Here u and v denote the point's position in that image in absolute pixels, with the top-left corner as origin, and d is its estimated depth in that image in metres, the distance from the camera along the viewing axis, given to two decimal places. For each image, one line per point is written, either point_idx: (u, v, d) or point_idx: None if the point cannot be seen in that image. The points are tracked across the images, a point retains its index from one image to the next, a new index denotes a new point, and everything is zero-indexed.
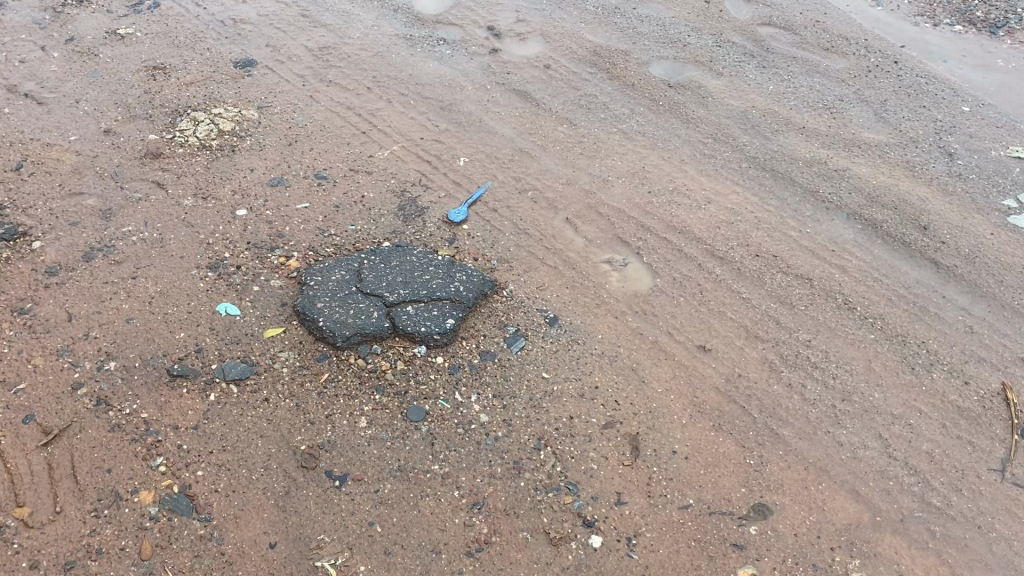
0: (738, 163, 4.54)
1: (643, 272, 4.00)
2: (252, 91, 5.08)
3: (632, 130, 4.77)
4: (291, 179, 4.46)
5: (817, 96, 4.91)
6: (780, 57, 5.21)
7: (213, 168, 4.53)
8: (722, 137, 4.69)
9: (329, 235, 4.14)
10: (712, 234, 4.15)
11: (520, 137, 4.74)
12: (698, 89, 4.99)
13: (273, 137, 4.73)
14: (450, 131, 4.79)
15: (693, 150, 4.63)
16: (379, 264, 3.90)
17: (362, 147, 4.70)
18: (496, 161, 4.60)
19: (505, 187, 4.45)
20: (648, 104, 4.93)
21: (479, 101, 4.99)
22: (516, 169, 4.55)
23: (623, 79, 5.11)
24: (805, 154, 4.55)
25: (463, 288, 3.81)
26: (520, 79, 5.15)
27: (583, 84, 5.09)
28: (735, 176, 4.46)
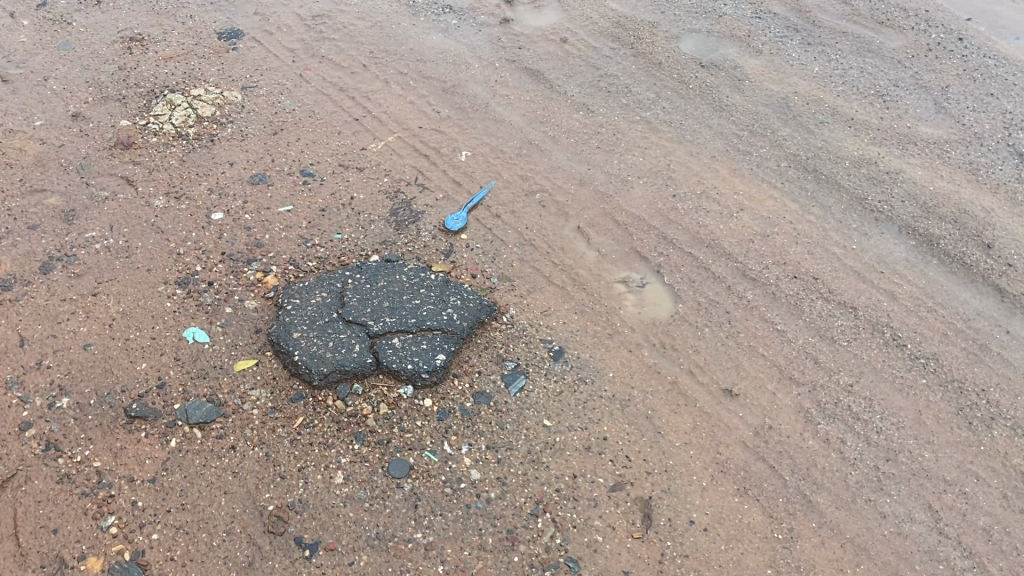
0: (775, 161, 4.00)
1: (663, 294, 3.54)
2: (236, 68, 4.59)
3: (657, 119, 4.24)
4: (274, 176, 4.02)
5: (868, 81, 4.33)
6: (827, 33, 4.62)
7: (189, 163, 4.09)
8: (758, 129, 4.14)
9: (311, 245, 3.71)
10: (743, 250, 3.66)
11: (530, 126, 4.23)
12: (732, 71, 4.43)
13: (256, 125, 4.27)
14: (452, 118, 4.30)
15: (726, 145, 4.10)
16: (365, 284, 3.47)
17: (353, 137, 4.22)
18: (502, 156, 4.11)
19: (510, 187, 3.97)
20: (676, 87, 4.38)
21: (486, 82, 4.47)
22: (523, 166, 4.06)
23: (648, 56, 4.55)
24: (853, 153, 4.00)
25: (457, 315, 3.37)
26: (532, 54, 4.60)
27: (602, 62, 4.53)
28: (771, 179, 3.94)
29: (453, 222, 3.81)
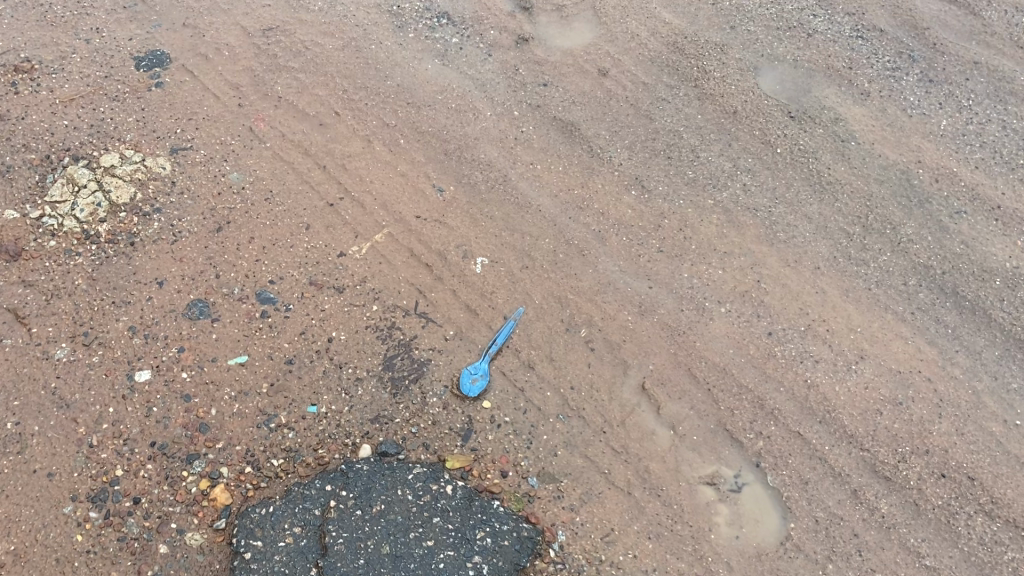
0: (901, 277, 2.98)
1: (766, 505, 2.57)
2: (163, 118, 3.39)
3: (736, 203, 3.16)
4: (220, 305, 2.92)
5: (1015, 143, 3.27)
6: (953, 64, 3.52)
7: (103, 283, 2.96)
8: (874, 224, 3.09)
9: (275, 428, 2.66)
10: (869, 430, 2.69)
11: (566, 216, 3.13)
12: (833, 125, 3.33)
13: (194, 216, 3.13)
14: (460, 201, 3.18)
15: (832, 248, 3.05)
16: (354, 512, 2.45)
17: (327, 233, 3.09)
18: (531, 265, 3.02)
19: (544, 318, 2.90)
20: (759, 152, 3.28)
21: (503, 142, 3.35)
22: (561, 282, 2.98)
23: (719, 99, 3.42)
24: (1004, 264, 2.98)
25: (488, 565, 2.38)
26: (562, 95, 3.48)
27: (655, 109, 3.41)
28: (897, 305, 2.92)
29: (471, 382, 2.75)
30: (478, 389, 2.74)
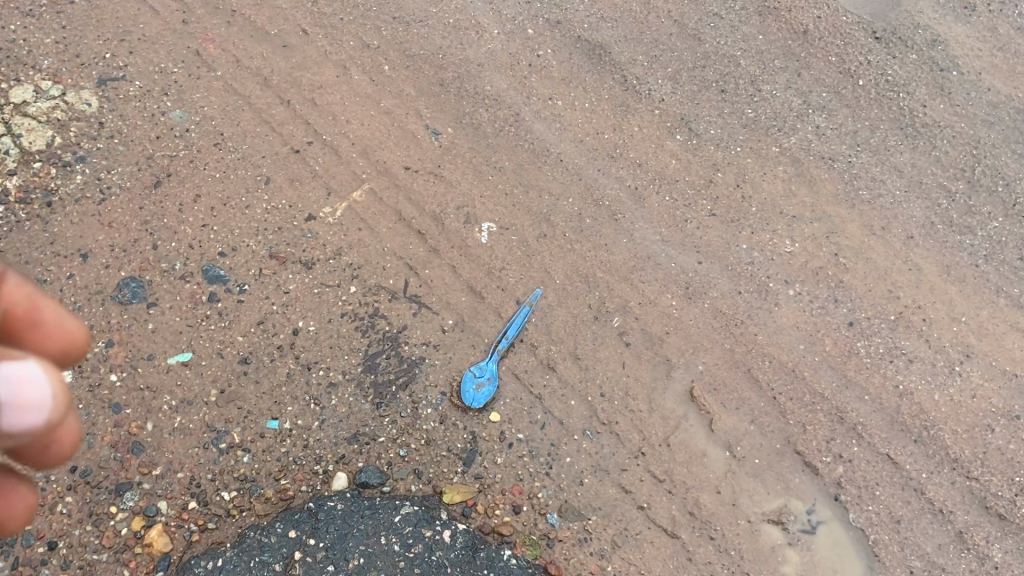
0: (1016, 249, 2.37)
1: (847, 553, 2.04)
2: (88, 39, 2.71)
3: (807, 151, 2.51)
4: (157, 284, 2.30)
5: None
6: None
7: (10, 254, 2.27)
8: (984, 179, 2.46)
9: (227, 450, 2.11)
10: (978, 452, 2.13)
11: (593, 167, 2.49)
12: (929, 50, 2.67)
13: (126, 165, 2.48)
14: (461, 147, 2.53)
15: (928, 211, 2.42)
16: (325, 569, 1.92)
17: (293, 188, 2.46)
18: (549, 232, 2.40)
19: (566, 304, 2.30)
20: (836, 83, 2.62)
21: (514, 69, 2.68)
22: (587, 256, 2.36)
23: (785, 14, 2.77)
24: None
25: None
26: (587, 10, 2.80)
27: (704, 28, 2.75)
28: (1011, 287, 2.32)
29: (475, 387, 2.18)
30: (483, 396, 2.17)
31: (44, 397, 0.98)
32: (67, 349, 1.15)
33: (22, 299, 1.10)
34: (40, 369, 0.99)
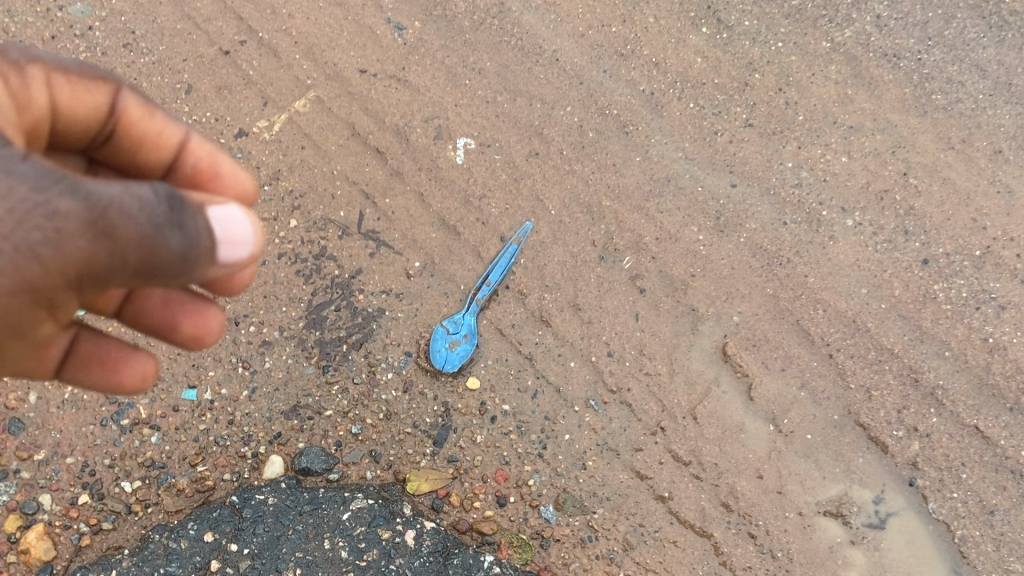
0: None
1: (928, 554, 1.59)
2: None
3: (866, 48, 1.99)
4: None
5: None
6: None
7: None
8: None
9: (131, 427, 1.63)
10: None
11: (598, 68, 1.99)
12: None
13: None
14: (432, 46, 2.02)
15: (1021, 120, 1.92)
16: None
17: (220, 98, 1.96)
18: (543, 149, 1.90)
19: (563, 240, 1.82)
20: None
21: None
22: (590, 179, 1.86)
23: None
24: None
25: None
26: None
27: None
28: None
29: (446, 347, 1.71)
30: (457, 359, 1.71)
31: (250, 237, 0.90)
32: (240, 198, 1.27)
33: (205, 153, 1.26)
34: (242, 210, 0.91)
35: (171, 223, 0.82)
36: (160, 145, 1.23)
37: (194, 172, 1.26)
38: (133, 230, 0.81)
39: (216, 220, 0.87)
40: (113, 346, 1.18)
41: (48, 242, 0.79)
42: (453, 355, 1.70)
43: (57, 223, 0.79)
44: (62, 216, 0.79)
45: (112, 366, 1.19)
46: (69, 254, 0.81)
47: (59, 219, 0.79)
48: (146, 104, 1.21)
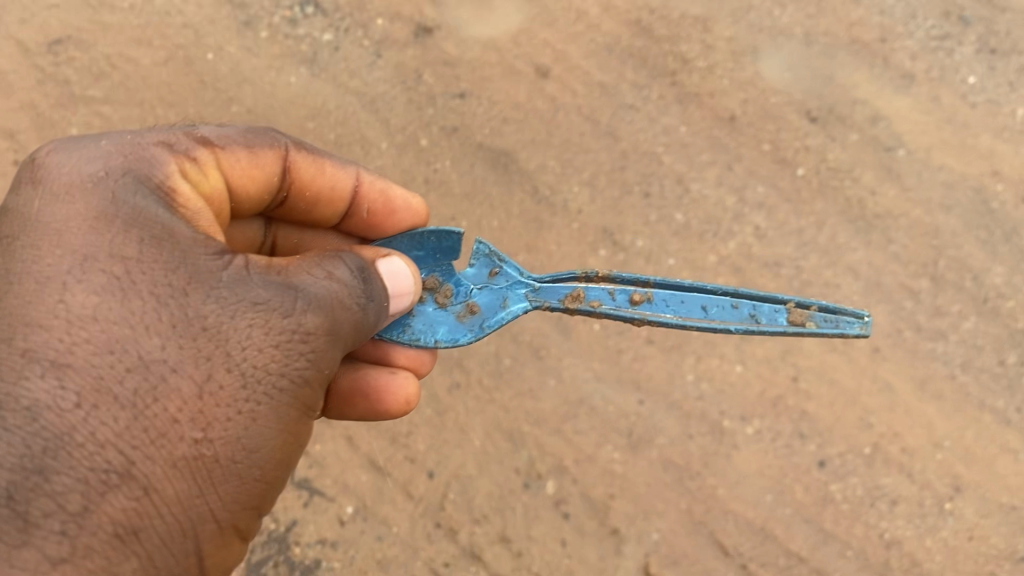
0: (999, 355, 2.04)
1: None
2: None
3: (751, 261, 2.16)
4: None
5: None
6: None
7: None
8: (951, 281, 2.12)
9: None
10: None
11: None
12: (870, 127, 2.29)
13: None
14: None
15: (892, 315, 2.09)
16: None
17: None
18: (462, 380, 2.03)
19: (489, 471, 1.95)
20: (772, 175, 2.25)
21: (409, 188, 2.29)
22: (509, 407, 2.00)
23: (706, 99, 2.34)
24: None
25: None
26: (488, 110, 2.37)
27: (618, 122, 2.34)
28: (997, 399, 2.00)
29: (440, 308, 1.41)
30: (458, 298, 1.41)
31: (410, 286, 1.31)
32: (412, 224, 1.57)
33: (376, 194, 1.53)
34: (405, 265, 1.31)
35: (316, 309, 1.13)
36: (340, 196, 1.51)
37: (373, 215, 1.55)
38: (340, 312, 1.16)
39: (389, 275, 1.28)
40: (371, 380, 1.51)
41: (269, 359, 1.08)
42: (456, 329, 1.40)
43: (264, 327, 1.08)
44: (297, 329, 1.10)
45: (378, 396, 1.51)
46: (313, 381, 1.13)
47: (256, 338, 1.07)
48: (319, 164, 1.46)
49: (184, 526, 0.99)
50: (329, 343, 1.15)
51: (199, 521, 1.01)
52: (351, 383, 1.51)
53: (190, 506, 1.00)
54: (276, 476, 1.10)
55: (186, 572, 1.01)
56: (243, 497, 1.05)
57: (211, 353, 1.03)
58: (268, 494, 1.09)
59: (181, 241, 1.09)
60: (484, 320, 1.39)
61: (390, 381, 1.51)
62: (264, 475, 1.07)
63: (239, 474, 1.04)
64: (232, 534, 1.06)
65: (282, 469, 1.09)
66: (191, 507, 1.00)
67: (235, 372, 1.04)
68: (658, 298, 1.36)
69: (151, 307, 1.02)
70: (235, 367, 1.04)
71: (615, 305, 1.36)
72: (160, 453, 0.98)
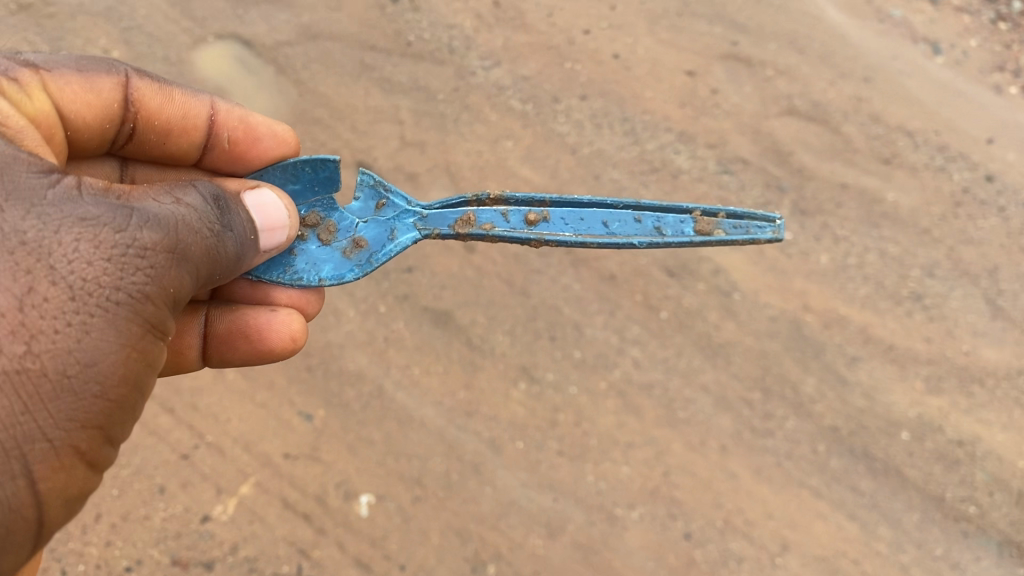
0: (810, 445, 2.85)
1: None
2: None
3: (632, 386, 2.88)
4: None
5: (897, 273, 3.10)
6: (823, 189, 3.25)
7: None
8: (777, 391, 2.90)
9: None
10: None
11: (454, 425, 2.83)
12: (713, 278, 3.00)
13: None
14: (333, 426, 2.82)
15: (735, 421, 2.86)
16: None
17: (185, 492, 2.71)
18: (423, 494, 2.75)
19: (446, 561, 2.69)
20: (644, 318, 2.95)
21: (372, 344, 2.91)
22: (458, 513, 2.73)
23: (593, 262, 2.99)
24: (907, 413, 2.89)
25: None
26: (427, 279, 2.97)
27: (530, 283, 2.97)
28: (811, 479, 2.81)
29: (325, 245, 1.89)
30: (344, 235, 1.89)
31: (282, 221, 1.75)
32: (269, 147, 2.07)
33: (234, 124, 2.05)
34: (275, 199, 1.76)
35: (140, 223, 1.47)
36: (193, 123, 2.02)
37: (231, 143, 2.05)
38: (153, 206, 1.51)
39: (257, 208, 1.71)
40: (252, 319, 2.14)
41: (100, 271, 1.40)
42: (342, 266, 1.88)
43: (82, 236, 1.40)
44: (127, 248, 1.44)
45: (262, 330, 2.14)
46: (146, 299, 1.46)
47: (79, 264, 1.38)
48: (164, 90, 1.97)
49: (7, 446, 1.28)
50: (168, 258, 1.50)
51: (25, 441, 1.30)
52: (232, 320, 2.14)
53: (13, 422, 1.29)
54: (115, 397, 1.40)
55: (15, 493, 1.30)
56: (76, 418, 1.35)
57: (35, 269, 1.34)
58: (108, 411, 1.40)
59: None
60: (370, 254, 1.88)
61: (272, 319, 2.14)
62: (92, 386, 1.37)
63: (71, 388, 1.34)
64: (71, 456, 1.36)
65: (113, 375, 1.39)
66: (15, 425, 1.29)
67: (64, 288, 1.36)
68: (555, 216, 1.84)
69: None
70: (68, 293, 1.36)
71: (512, 226, 1.84)
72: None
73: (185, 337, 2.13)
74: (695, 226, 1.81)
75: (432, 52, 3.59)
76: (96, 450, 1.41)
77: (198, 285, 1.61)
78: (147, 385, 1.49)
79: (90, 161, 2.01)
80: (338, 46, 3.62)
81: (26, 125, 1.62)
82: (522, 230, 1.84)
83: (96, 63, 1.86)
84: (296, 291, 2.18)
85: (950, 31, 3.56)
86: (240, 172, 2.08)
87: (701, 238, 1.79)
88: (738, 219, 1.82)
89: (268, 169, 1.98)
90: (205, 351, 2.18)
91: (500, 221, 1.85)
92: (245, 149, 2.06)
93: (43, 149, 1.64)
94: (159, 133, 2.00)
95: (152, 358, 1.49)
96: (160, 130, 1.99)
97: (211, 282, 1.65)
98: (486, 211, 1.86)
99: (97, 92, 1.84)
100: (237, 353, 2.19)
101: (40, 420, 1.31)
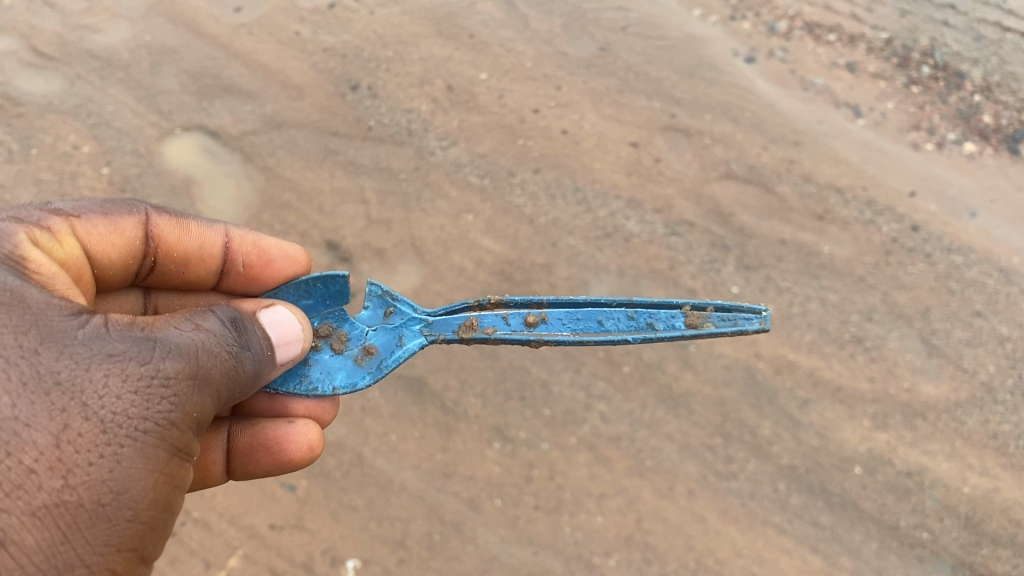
0: (771, 484, 3.02)
1: None
2: None
3: (601, 438, 3.03)
4: None
5: (838, 319, 3.33)
6: (764, 245, 3.50)
7: None
8: (737, 436, 3.07)
9: None
10: None
11: (433, 486, 2.94)
12: None
13: None
14: (317, 496, 2.93)
15: (700, 466, 3.02)
16: None
17: (175, 568, 2.82)
18: (408, 555, 2.86)
19: None
20: (607, 373, 3.12)
21: (350, 414, 3.03)
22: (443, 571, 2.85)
23: None
24: (858, 449, 3.09)
25: None
26: None
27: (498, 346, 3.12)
28: (774, 516, 2.98)
29: (337, 353, 2.05)
30: (355, 343, 2.06)
31: (297, 334, 1.91)
32: (283, 270, 2.31)
33: (247, 249, 2.27)
34: (290, 317, 1.92)
35: (163, 354, 1.65)
36: (212, 252, 2.25)
37: (247, 269, 2.28)
38: (175, 336, 1.69)
39: (273, 327, 1.88)
40: (274, 433, 2.27)
41: (128, 403, 1.57)
42: (354, 374, 2.03)
43: (113, 371, 1.58)
44: (152, 380, 1.62)
45: (284, 442, 2.27)
46: (171, 426, 1.64)
47: (109, 399, 1.56)
48: (182, 226, 2.20)
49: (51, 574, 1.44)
50: (190, 384, 1.68)
51: (66, 568, 1.46)
52: (252, 434, 2.28)
53: (56, 551, 1.45)
54: (145, 519, 1.58)
55: None
56: (111, 542, 1.52)
57: (71, 407, 1.52)
58: (140, 532, 1.57)
59: (32, 307, 1.60)
60: (381, 361, 2.02)
61: (291, 430, 2.27)
62: (125, 511, 1.54)
63: (105, 515, 1.51)
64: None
65: (144, 498, 1.57)
66: (57, 554, 1.45)
67: (98, 422, 1.53)
68: (553, 317, 2.00)
69: (17, 373, 1.51)
70: (101, 428, 1.53)
71: (513, 328, 2.00)
72: (20, 504, 1.43)
73: (210, 454, 2.27)
74: (686, 319, 1.96)
75: (391, 135, 3.81)
76: (132, 568, 1.58)
77: (219, 405, 1.78)
78: (174, 505, 1.67)
79: (116, 295, 2.23)
80: (303, 134, 3.81)
81: (57, 272, 1.80)
82: (522, 331, 2.00)
83: (118, 205, 2.09)
84: (311, 402, 2.29)
85: (867, 95, 3.89)
86: (256, 291, 2.32)
87: (693, 332, 1.94)
88: (727, 312, 1.97)
89: (281, 287, 2.18)
90: (229, 466, 2.31)
91: (501, 323, 2.01)
92: (259, 270, 2.30)
93: (71, 293, 1.81)
94: (180, 266, 2.23)
95: (177, 478, 1.67)
96: (183, 263, 2.22)
97: (232, 401, 1.83)
98: (488, 315, 2.03)
99: (120, 232, 2.06)
100: (260, 465, 2.32)
101: (78, 546, 1.48)
